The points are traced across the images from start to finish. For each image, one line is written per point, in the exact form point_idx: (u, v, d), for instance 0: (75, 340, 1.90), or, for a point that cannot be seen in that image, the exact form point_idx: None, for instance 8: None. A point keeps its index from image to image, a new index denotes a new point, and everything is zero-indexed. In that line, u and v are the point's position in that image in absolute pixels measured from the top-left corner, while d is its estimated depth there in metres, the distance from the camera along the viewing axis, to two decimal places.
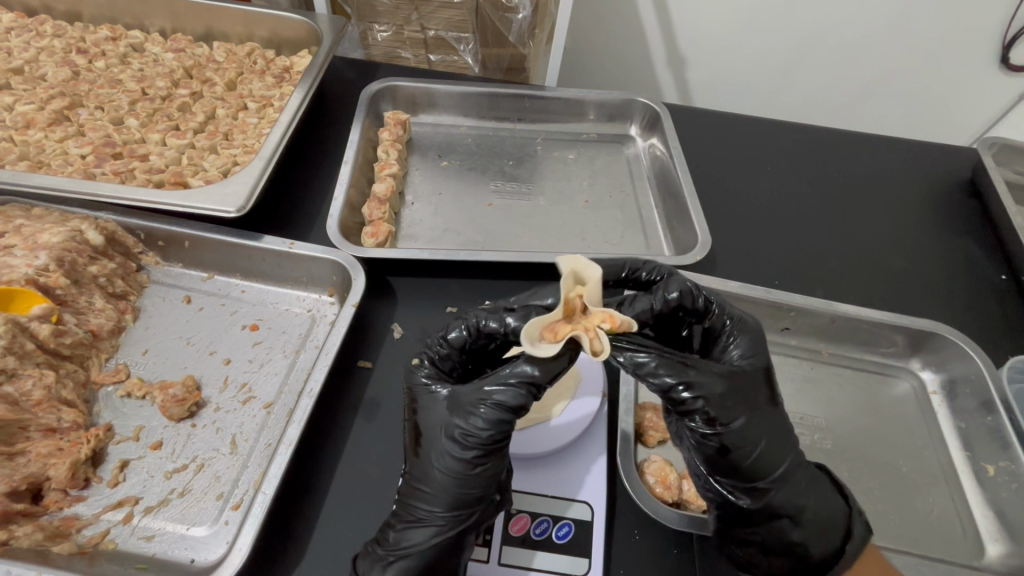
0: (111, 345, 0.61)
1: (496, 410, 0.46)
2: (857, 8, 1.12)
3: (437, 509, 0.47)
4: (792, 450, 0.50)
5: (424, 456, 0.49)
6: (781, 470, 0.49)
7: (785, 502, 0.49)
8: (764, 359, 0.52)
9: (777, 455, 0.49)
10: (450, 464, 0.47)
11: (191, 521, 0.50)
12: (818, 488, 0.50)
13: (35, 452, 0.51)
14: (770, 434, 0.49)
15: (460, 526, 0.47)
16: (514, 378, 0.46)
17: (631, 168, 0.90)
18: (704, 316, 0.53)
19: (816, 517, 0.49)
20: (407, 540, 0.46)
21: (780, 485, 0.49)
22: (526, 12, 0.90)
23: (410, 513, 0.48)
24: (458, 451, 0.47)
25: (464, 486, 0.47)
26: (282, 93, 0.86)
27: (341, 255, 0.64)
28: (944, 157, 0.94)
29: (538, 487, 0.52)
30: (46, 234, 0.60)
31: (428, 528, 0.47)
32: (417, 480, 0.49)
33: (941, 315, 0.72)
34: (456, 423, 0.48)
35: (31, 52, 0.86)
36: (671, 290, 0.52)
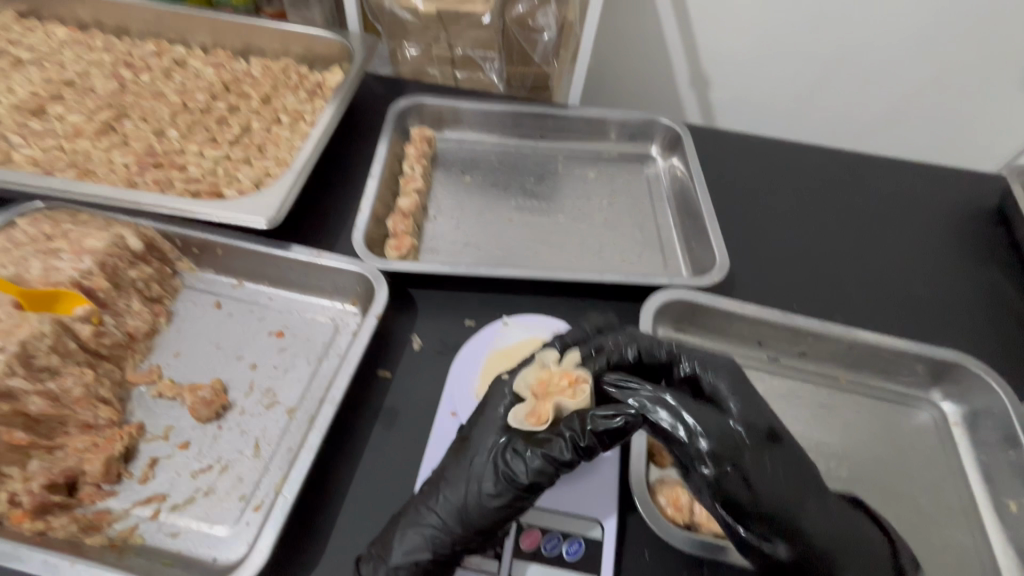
0: (145, 346, 0.63)
1: (543, 459, 0.47)
2: (882, 31, 1.12)
3: (447, 525, 0.47)
4: (805, 477, 0.48)
5: (459, 469, 0.49)
6: (799, 502, 0.46)
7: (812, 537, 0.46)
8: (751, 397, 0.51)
9: (791, 484, 0.47)
10: (479, 491, 0.47)
11: (215, 520, 0.52)
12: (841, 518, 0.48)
13: (73, 447, 0.54)
14: (777, 461, 0.47)
15: (459, 553, 0.47)
16: (570, 434, 0.47)
17: (650, 187, 0.90)
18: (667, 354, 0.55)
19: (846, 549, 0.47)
20: (411, 544, 0.47)
21: (803, 519, 0.46)
22: (551, 33, 0.96)
23: (422, 521, 0.48)
24: (494, 482, 0.47)
25: (483, 521, 0.47)
26: (314, 108, 0.90)
27: (366, 267, 0.67)
28: (970, 184, 0.93)
29: (552, 503, 0.53)
30: (91, 239, 0.64)
31: (432, 539, 0.47)
32: (441, 488, 0.49)
33: (965, 344, 0.71)
34: (508, 457, 0.48)
35: (82, 65, 0.91)
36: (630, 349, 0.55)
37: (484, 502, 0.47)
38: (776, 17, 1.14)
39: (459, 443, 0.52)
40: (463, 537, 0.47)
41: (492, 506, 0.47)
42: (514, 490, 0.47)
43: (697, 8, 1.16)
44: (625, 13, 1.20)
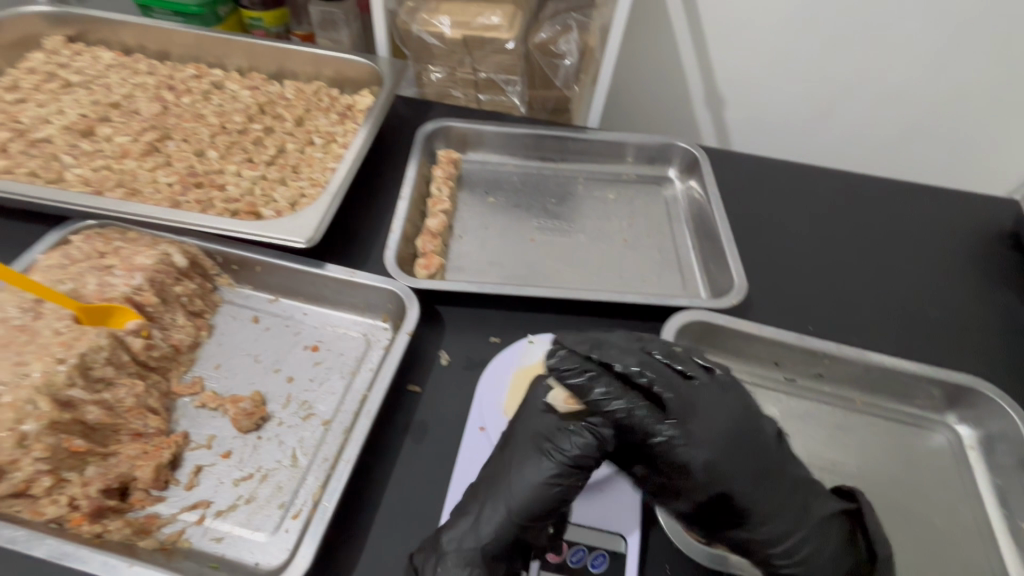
0: (189, 358, 0.67)
1: (587, 438, 0.50)
2: (895, 55, 1.15)
3: (494, 517, 0.50)
4: (781, 473, 0.51)
5: (507, 460, 0.52)
6: (775, 497, 0.50)
7: (785, 532, 0.50)
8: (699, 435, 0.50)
9: (763, 479, 0.50)
10: (528, 479, 0.50)
11: (256, 526, 0.55)
12: (816, 509, 0.51)
13: (125, 453, 0.57)
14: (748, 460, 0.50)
15: (516, 552, 0.50)
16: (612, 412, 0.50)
17: (669, 208, 0.93)
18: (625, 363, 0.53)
19: (820, 541, 0.50)
20: (458, 539, 0.50)
21: (774, 512, 0.50)
22: (572, 59, 1.00)
23: (471, 515, 0.51)
24: (541, 468, 0.50)
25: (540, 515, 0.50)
26: (345, 130, 0.94)
27: (397, 285, 0.70)
28: (984, 209, 0.94)
29: (591, 522, 0.54)
30: (141, 256, 0.68)
31: (479, 532, 0.50)
32: (497, 488, 0.51)
33: (979, 368, 0.72)
34: (558, 445, 0.51)
35: (128, 88, 0.96)
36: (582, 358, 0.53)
37: (540, 496, 0.49)
38: (789, 42, 1.17)
39: (509, 444, 0.54)
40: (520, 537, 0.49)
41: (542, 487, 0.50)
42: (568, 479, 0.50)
43: (714, 31, 1.19)
44: (643, 37, 1.23)
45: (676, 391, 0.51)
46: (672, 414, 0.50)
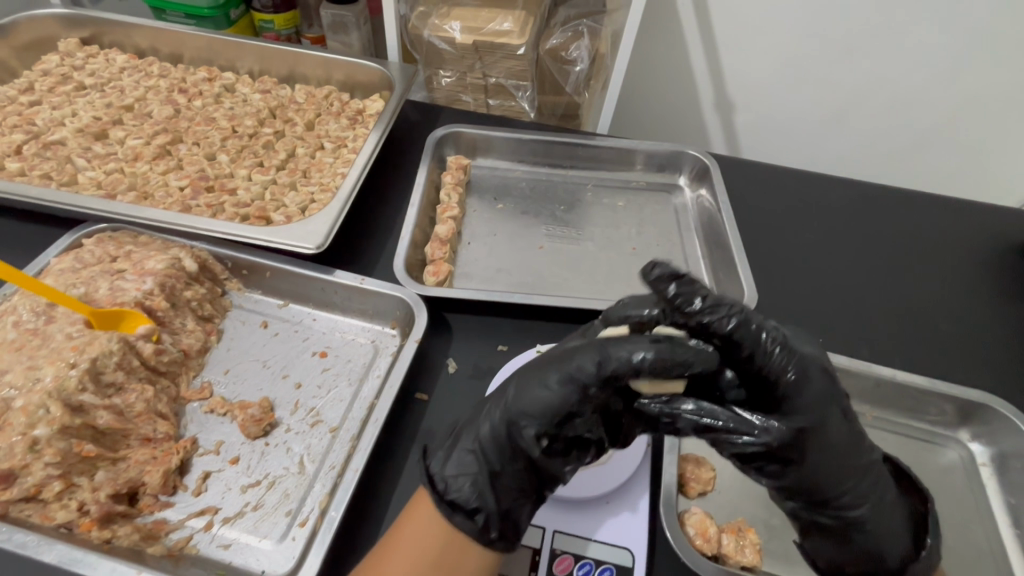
0: (198, 363, 0.67)
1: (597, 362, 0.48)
2: (908, 63, 1.14)
3: (489, 433, 0.50)
4: (841, 415, 0.48)
5: (520, 376, 0.52)
6: (831, 437, 0.47)
7: (824, 471, 0.48)
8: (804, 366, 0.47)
9: (824, 417, 0.47)
10: (533, 392, 0.50)
11: (263, 533, 0.55)
12: (864, 456, 0.49)
13: (134, 458, 0.57)
14: (816, 393, 0.47)
15: (512, 472, 0.50)
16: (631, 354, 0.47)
17: (678, 216, 0.93)
18: (703, 299, 0.48)
19: (860, 484, 0.49)
20: (452, 458, 0.51)
21: (825, 451, 0.47)
22: (583, 65, 1.00)
23: (469, 437, 0.51)
24: (549, 382, 0.50)
25: (537, 432, 0.49)
26: (355, 135, 0.94)
27: (406, 293, 0.70)
28: (999, 220, 0.93)
29: (604, 536, 0.54)
30: (152, 261, 0.68)
31: (472, 451, 0.51)
32: (498, 405, 0.52)
33: (992, 383, 0.71)
34: (570, 358, 0.49)
35: (140, 91, 0.97)
36: (664, 286, 0.49)
37: (540, 412, 0.49)
38: (802, 48, 1.16)
39: (523, 369, 0.53)
40: (512, 455, 0.50)
41: (546, 399, 0.49)
42: (574, 396, 0.48)
43: (725, 37, 1.18)
44: (653, 42, 1.22)
45: (759, 323, 0.47)
46: (752, 346, 0.46)
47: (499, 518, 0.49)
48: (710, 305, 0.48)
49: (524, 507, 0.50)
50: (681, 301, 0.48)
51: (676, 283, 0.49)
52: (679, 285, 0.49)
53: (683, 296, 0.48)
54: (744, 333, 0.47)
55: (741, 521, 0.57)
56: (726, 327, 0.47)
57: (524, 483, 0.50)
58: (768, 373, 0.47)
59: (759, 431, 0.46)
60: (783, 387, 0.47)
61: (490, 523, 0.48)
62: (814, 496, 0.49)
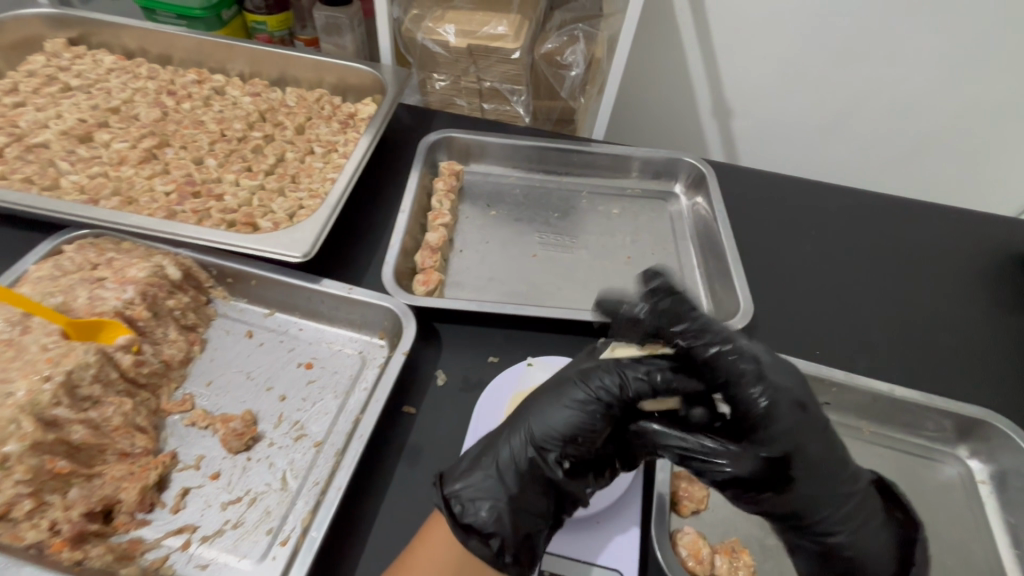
0: (180, 374, 0.65)
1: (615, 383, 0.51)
2: (906, 70, 1.13)
3: (511, 455, 0.51)
4: (820, 439, 0.48)
5: (535, 398, 0.54)
6: (811, 457, 0.47)
7: (806, 492, 0.48)
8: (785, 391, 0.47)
9: (801, 443, 0.47)
10: (552, 415, 0.51)
11: (242, 553, 0.53)
12: (845, 480, 0.49)
13: (110, 474, 0.55)
14: (794, 421, 0.46)
15: (532, 495, 0.50)
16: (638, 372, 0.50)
17: (674, 224, 0.91)
18: (689, 320, 0.48)
19: (841, 507, 0.49)
20: (469, 480, 0.50)
21: (804, 477, 0.47)
22: (579, 69, 0.98)
23: (489, 459, 0.51)
24: (568, 404, 0.51)
25: (559, 453, 0.51)
26: (346, 139, 0.92)
27: (394, 303, 0.68)
28: (998, 230, 0.92)
29: (606, 560, 0.52)
30: (134, 269, 0.66)
31: (492, 473, 0.50)
32: (519, 427, 0.52)
33: (991, 398, 0.70)
34: (593, 377, 0.52)
35: (128, 93, 0.95)
36: (655, 301, 0.49)
37: (564, 433, 0.51)
38: (799, 54, 1.15)
39: (540, 388, 0.55)
40: (534, 477, 0.50)
41: (566, 421, 0.51)
42: (598, 415, 0.50)
43: (723, 41, 1.17)
44: (650, 46, 1.21)
45: (740, 352, 0.47)
46: (729, 374, 0.47)
47: (516, 543, 0.49)
48: (695, 328, 0.48)
49: (541, 532, 0.50)
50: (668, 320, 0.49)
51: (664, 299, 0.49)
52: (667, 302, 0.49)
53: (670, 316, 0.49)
54: (723, 360, 0.47)
55: (735, 541, 0.56)
56: (705, 352, 0.47)
57: (543, 506, 0.50)
58: (740, 403, 0.47)
59: (725, 459, 0.46)
60: (755, 417, 0.46)
61: (507, 547, 0.48)
62: (795, 520, 0.49)
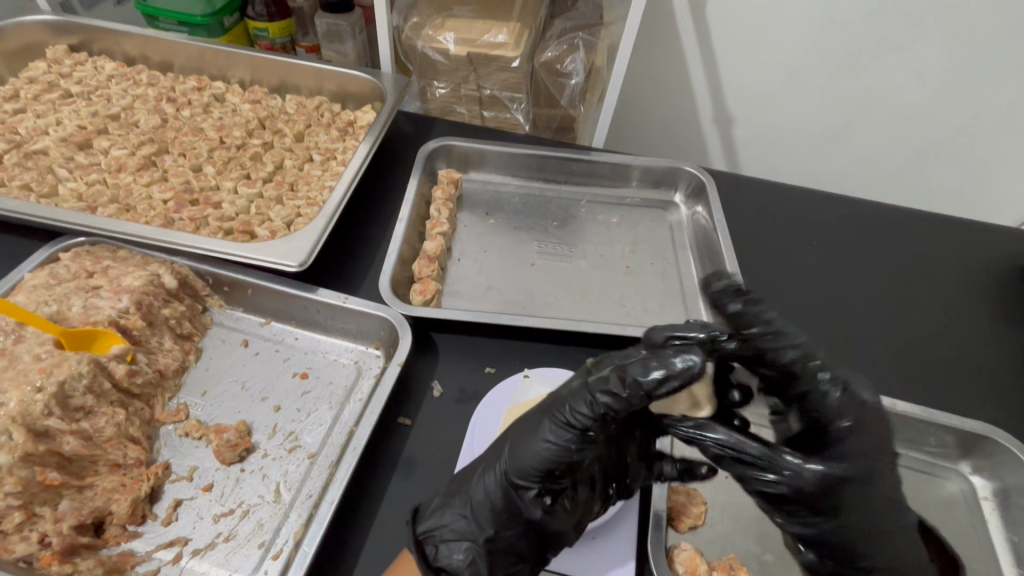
0: (174, 384, 0.65)
1: (588, 406, 0.49)
2: (908, 79, 1.13)
3: (487, 493, 0.51)
4: (890, 471, 0.52)
5: (516, 431, 0.53)
6: (882, 487, 0.51)
7: (866, 522, 0.51)
8: (865, 415, 0.53)
9: (874, 468, 0.51)
10: (527, 449, 0.50)
11: (234, 567, 0.53)
12: (903, 514, 0.52)
13: (102, 486, 0.55)
14: (868, 443, 0.52)
15: (509, 534, 0.50)
16: (607, 391, 0.49)
17: (673, 234, 0.91)
18: (764, 323, 0.57)
19: (898, 545, 0.51)
20: (445, 519, 0.51)
21: (871, 504, 0.50)
22: (579, 78, 0.98)
23: (465, 497, 0.51)
24: (544, 436, 0.50)
25: (536, 489, 0.50)
26: (345, 147, 0.92)
27: (391, 312, 0.68)
28: (1002, 241, 0.91)
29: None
30: (129, 277, 0.66)
31: (467, 512, 0.50)
32: (494, 463, 0.52)
33: (994, 412, 0.69)
34: (566, 404, 0.50)
35: (128, 99, 0.95)
36: (731, 304, 0.59)
37: (538, 469, 0.49)
38: (801, 62, 1.15)
39: (526, 416, 0.54)
40: (511, 515, 0.50)
41: (541, 456, 0.50)
42: (573, 445, 0.49)
43: (725, 50, 1.17)
44: (652, 54, 1.21)
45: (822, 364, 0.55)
46: (811, 384, 0.54)
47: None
48: (773, 334, 0.56)
49: (520, 572, 0.50)
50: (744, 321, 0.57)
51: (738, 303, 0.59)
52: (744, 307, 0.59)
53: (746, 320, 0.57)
54: (800, 366, 0.54)
55: (732, 559, 0.55)
56: (782, 357, 0.55)
57: (520, 546, 0.50)
58: (822, 415, 0.53)
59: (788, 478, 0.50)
60: (835, 429, 0.52)
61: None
62: (850, 551, 0.51)
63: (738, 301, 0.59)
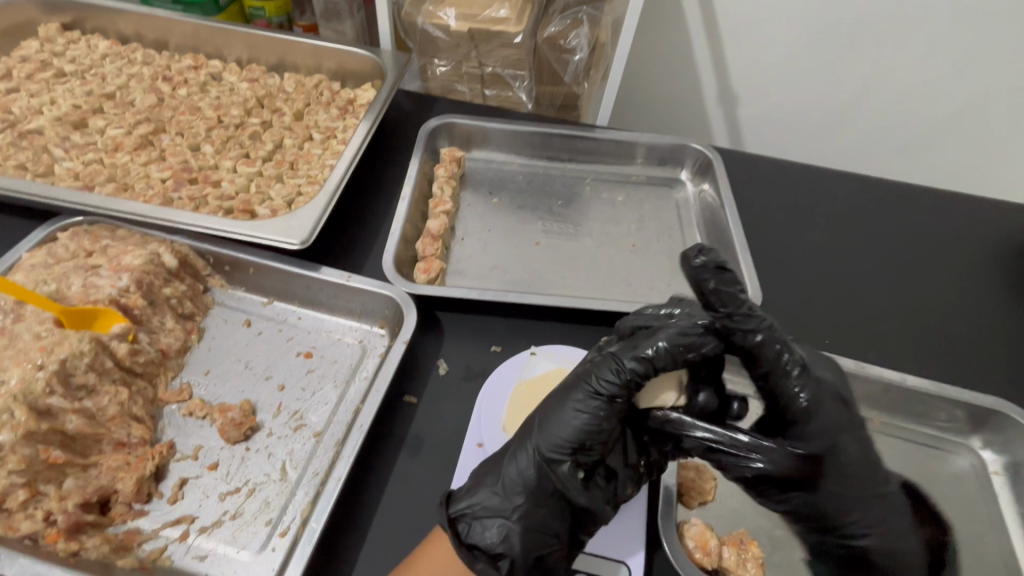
0: (177, 363, 0.64)
1: (614, 375, 0.49)
2: (920, 56, 1.11)
3: (519, 470, 0.50)
4: (855, 441, 0.50)
5: (543, 405, 0.52)
6: (846, 457, 0.49)
7: (842, 494, 0.49)
8: (825, 392, 0.50)
9: (836, 438, 0.49)
10: (558, 423, 0.50)
11: (241, 544, 0.52)
12: (875, 482, 0.50)
13: (106, 465, 0.54)
14: (829, 417, 0.49)
15: (543, 512, 0.49)
16: (631, 361, 0.48)
17: (680, 212, 0.89)
18: (738, 305, 0.48)
19: (872, 511, 0.50)
20: (478, 497, 0.50)
21: (834, 475, 0.49)
22: (583, 54, 0.96)
23: (498, 476, 0.50)
24: (573, 408, 0.50)
25: (570, 465, 0.49)
26: (345, 125, 0.90)
27: (395, 290, 0.67)
28: (1014, 217, 0.90)
29: (624, 555, 0.51)
30: (129, 256, 0.65)
31: (501, 490, 0.49)
32: (526, 441, 0.51)
33: (1006, 387, 0.69)
34: (594, 374, 0.50)
35: (123, 78, 0.93)
36: (705, 277, 0.49)
37: (571, 441, 0.49)
38: (811, 39, 1.12)
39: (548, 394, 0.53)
40: (544, 492, 0.49)
41: (573, 429, 0.49)
42: (604, 414, 0.49)
43: (731, 29, 1.15)
44: (656, 31, 1.19)
45: (783, 344, 0.50)
46: (772, 364, 0.49)
47: (528, 563, 0.48)
48: (744, 314, 0.48)
49: (553, 553, 0.49)
50: (718, 302, 0.48)
51: (716, 277, 0.49)
52: (726, 282, 0.48)
53: (720, 302, 0.48)
54: (766, 350, 0.49)
55: (743, 533, 0.54)
56: (746, 340, 0.49)
57: (554, 525, 0.49)
58: (782, 396, 0.50)
59: (762, 456, 0.47)
60: (796, 405, 0.49)
61: (517, 568, 0.47)
62: (828, 524, 0.50)
63: (716, 273, 0.48)
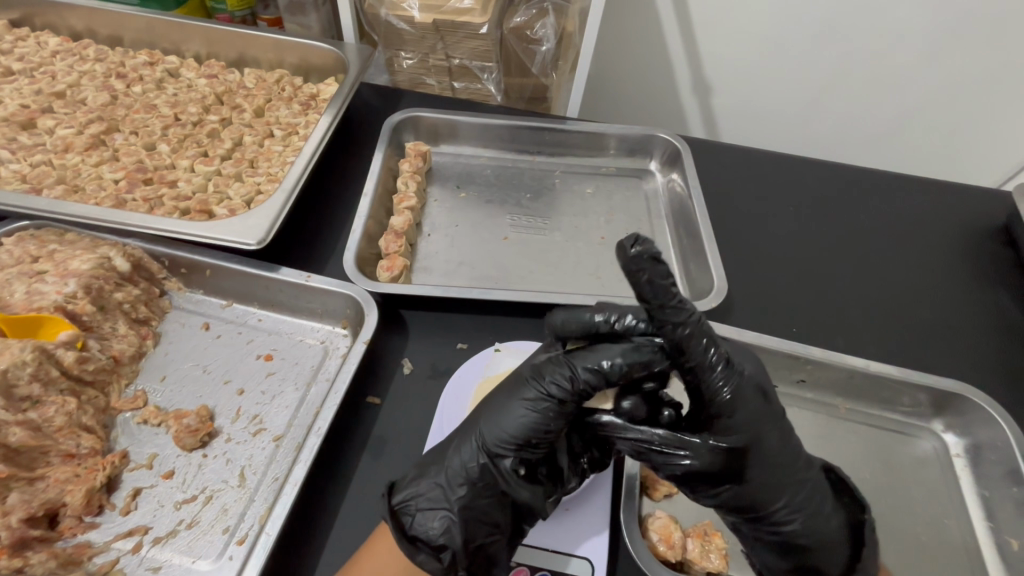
0: (131, 370, 0.62)
1: (565, 381, 0.47)
2: (888, 43, 1.11)
3: (464, 461, 0.49)
4: (777, 431, 0.47)
5: (495, 397, 0.51)
6: (767, 450, 0.47)
7: (762, 486, 0.47)
8: (751, 391, 0.46)
9: (759, 431, 0.46)
10: (506, 420, 0.49)
11: (197, 554, 0.51)
12: (798, 469, 0.48)
13: (54, 477, 0.53)
14: (751, 411, 0.46)
15: (486, 503, 0.48)
16: (584, 366, 0.47)
17: (649, 203, 0.89)
18: (670, 295, 0.42)
19: (797, 499, 0.48)
20: (416, 488, 0.49)
21: (756, 468, 0.47)
22: (550, 44, 0.94)
23: (441, 466, 0.50)
24: (521, 405, 0.49)
25: (513, 460, 0.48)
26: (307, 121, 0.88)
27: (356, 289, 0.66)
28: (976, 201, 0.91)
29: (586, 550, 0.51)
30: (77, 261, 0.63)
31: (442, 481, 0.49)
32: (471, 433, 0.50)
33: (968, 372, 0.69)
34: (546, 374, 0.49)
35: (74, 76, 0.90)
36: (639, 270, 0.41)
37: (517, 437, 0.48)
38: (778, 27, 1.12)
39: (497, 388, 0.52)
40: (488, 485, 0.49)
41: (518, 427, 0.48)
42: (552, 415, 0.47)
43: (700, 18, 1.14)
44: (626, 20, 1.17)
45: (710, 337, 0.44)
46: (698, 359, 0.44)
47: (468, 555, 0.47)
48: (674, 305, 0.43)
49: (497, 543, 0.48)
50: (652, 296, 0.42)
51: (650, 269, 0.41)
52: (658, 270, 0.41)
53: (654, 296, 0.42)
54: (691, 342, 0.44)
55: (708, 524, 0.54)
56: (676, 332, 0.43)
57: (496, 515, 0.48)
58: (704, 391, 0.45)
59: (689, 453, 0.46)
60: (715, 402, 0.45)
61: (457, 561, 0.47)
62: (752, 513, 0.48)
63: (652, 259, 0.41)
